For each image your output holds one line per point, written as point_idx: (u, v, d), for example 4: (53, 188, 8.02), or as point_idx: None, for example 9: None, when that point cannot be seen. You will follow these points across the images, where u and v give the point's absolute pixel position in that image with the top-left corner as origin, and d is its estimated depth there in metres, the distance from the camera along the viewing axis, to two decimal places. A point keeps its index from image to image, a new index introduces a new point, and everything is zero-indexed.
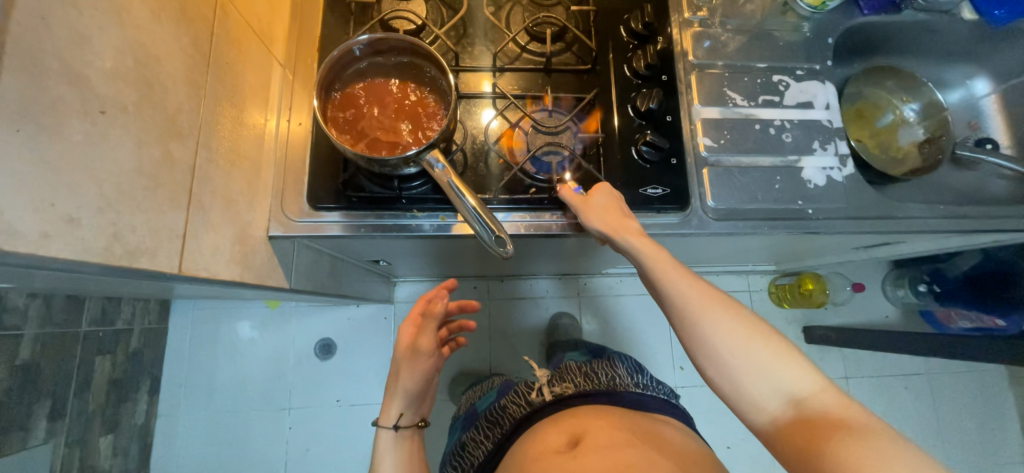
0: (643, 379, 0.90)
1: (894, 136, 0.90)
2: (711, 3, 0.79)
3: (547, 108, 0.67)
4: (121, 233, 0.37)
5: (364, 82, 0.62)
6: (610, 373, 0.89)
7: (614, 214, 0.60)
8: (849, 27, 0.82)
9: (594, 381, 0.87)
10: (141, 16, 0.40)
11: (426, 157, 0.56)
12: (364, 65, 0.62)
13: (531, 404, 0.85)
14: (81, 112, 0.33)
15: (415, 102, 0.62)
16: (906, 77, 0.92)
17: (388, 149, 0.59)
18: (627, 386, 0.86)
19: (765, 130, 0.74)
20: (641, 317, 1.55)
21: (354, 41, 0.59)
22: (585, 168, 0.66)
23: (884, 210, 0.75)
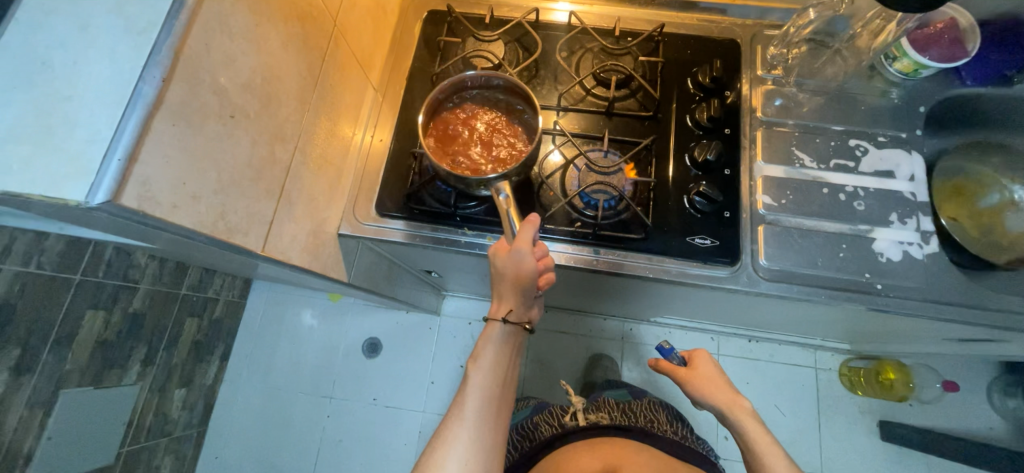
0: (683, 430, 0.91)
1: (998, 219, 0.80)
2: (789, 62, 0.78)
3: (603, 149, 0.70)
4: (226, 213, 0.46)
5: (465, 109, 0.69)
6: (648, 416, 0.91)
7: (700, 371, 0.75)
8: (946, 97, 0.77)
9: (631, 418, 0.89)
10: (274, 45, 0.50)
11: (495, 184, 0.62)
12: (472, 92, 0.70)
13: (564, 426, 0.86)
14: (218, 115, 0.43)
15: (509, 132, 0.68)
16: (1019, 157, 0.82)
17: (467, 171, 0.65)
18: (664, 430, 0.88)
19: (833, 194, 0.71)
20: None
21: (466, 74, 0.67)
22: (632, 210, 0.67)
23: (973, 298, 0.67)
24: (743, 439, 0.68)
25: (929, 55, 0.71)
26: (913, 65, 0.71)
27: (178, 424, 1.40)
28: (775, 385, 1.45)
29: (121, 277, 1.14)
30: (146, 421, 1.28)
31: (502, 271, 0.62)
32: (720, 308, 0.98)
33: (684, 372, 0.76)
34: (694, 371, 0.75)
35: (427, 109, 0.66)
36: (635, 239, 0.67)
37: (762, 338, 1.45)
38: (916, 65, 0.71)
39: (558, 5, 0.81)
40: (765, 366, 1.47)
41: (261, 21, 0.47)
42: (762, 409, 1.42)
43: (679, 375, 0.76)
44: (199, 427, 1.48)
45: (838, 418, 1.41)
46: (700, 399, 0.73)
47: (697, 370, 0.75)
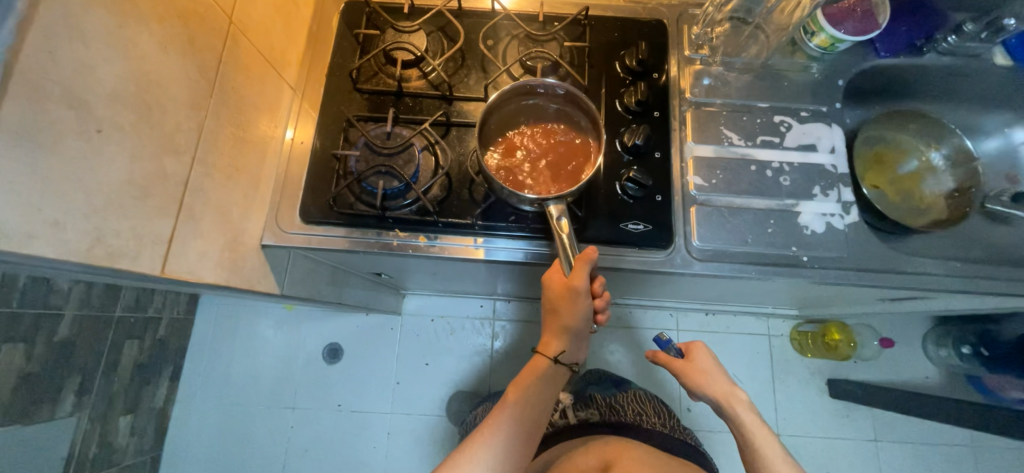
0: (670, 421, 0.96)
1: (917, 183, 0.85)
2: (713, 41, 0.78)
3: None
4: (104, 237, 0.42)
5: (528, 116, 0.65)
6: (636, 409, 0.97)
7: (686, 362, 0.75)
8: (863, 69, 0.79)
9: (619, 412, 0.95)
10: (148, 48, 0.45)
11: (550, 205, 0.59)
12: (541, 98, 0.65)
13: (554, 425, 0.91)
14: (77, 132, 0.39)
15: (575, 149, 0.64)
16: (931, 124, 0.86)
17: (515, 184, 0.61)
18: (650, 423, 0.93)
19: (760, 171, 0.72)
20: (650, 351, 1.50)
21: (542, 80, 0.62)
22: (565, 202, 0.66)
23: (891, 263, 0.70)
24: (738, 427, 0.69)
25: (844, 29, 0.72)
26: (830, 40, 0.73)
27: (128, 451, 1.33)
28: (732, 355, 1.50)
29: (40, 305, 1.05)
30: (90, 453, 1.21)
31: (561, 307, 0.61)
32: (670, 288, 0.99)
33: (678, 364, 0.76)
34: (690, 364, 0.75)
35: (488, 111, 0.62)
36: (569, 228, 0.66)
37: (718, 311, 1.50)
38: (832, 38, 0.72)
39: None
40: (722, 339, 1.52)
41: (126, 23, 0.43)
42: None
43: (673, 367, 0.76)
44: (152, 452, 1.42)
45: (791, 381, 1.48)
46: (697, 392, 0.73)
47: (691, 362, 0.75)
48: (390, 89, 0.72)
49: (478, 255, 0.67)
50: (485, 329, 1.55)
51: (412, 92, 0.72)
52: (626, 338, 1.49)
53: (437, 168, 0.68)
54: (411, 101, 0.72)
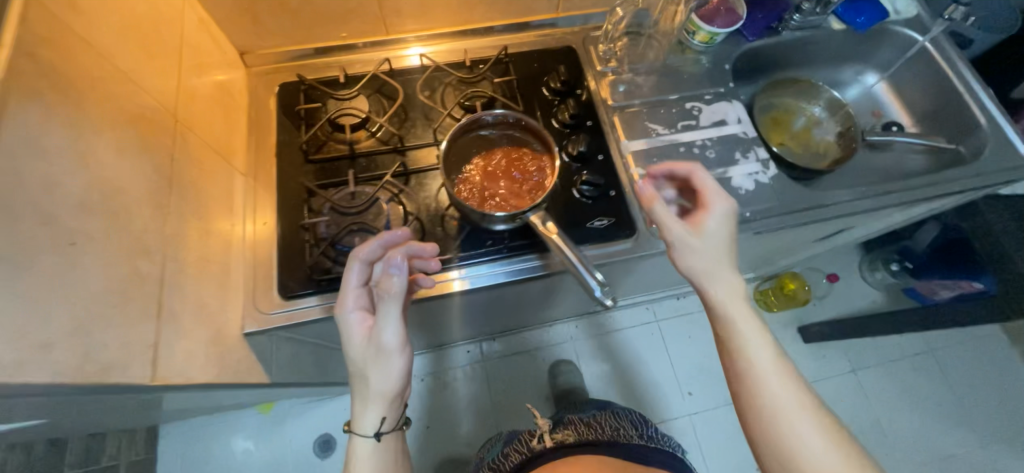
0: (648, 430, 0.92)
1: (810, 135, 1.01)
2: (618, 53, 0.89)
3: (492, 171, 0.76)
4: (92, 351, 0.40)
5: (514, 143, 0.70)
6: (615, 425, 0.92)
7: (811, 417, 0.54)
8: (739, 53, 0.93)
9: (598, 429, 0.89)
10: (107, 156, 0.45)
11: (529, 216, 0.62)
12: (532, 134, 0.70)
13: (531, 450, 0.87)
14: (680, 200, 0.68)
15: (527, 188, 0.67)
16: (805, 85, 1.02)
17: (474, 190, 0.68)
18: (632, 437, 0.88)
19: (689, 151, 0.82)
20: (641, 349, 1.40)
21: (530, 120, 0.68)
22: None
23: (813, 200, 0.81)
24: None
25: (716, 25, 0.87)
26: (709, 35, 0.86)
27: None
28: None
29: None
30: None
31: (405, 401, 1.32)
32: (643, 279, 1.04)
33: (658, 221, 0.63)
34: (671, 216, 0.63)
35: (483, 125, 0.69)
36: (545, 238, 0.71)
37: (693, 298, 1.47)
38: (711, 34, 0.85)
39: (410, 52, 0.86)
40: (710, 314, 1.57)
41: (87, 134, 0.43)
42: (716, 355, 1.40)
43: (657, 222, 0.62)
44: None
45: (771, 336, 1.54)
46: (826, 462, 0.52)
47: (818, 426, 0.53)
48: (342, 154, 0.74)
49: (456, 287, 0.70)
50: (478, 373, 1.37)
51: (365, 152, 0.75)
52: (621, 341, 1.41)
53: (408, 215, 0.71)
54: (365, 160, 0.75)
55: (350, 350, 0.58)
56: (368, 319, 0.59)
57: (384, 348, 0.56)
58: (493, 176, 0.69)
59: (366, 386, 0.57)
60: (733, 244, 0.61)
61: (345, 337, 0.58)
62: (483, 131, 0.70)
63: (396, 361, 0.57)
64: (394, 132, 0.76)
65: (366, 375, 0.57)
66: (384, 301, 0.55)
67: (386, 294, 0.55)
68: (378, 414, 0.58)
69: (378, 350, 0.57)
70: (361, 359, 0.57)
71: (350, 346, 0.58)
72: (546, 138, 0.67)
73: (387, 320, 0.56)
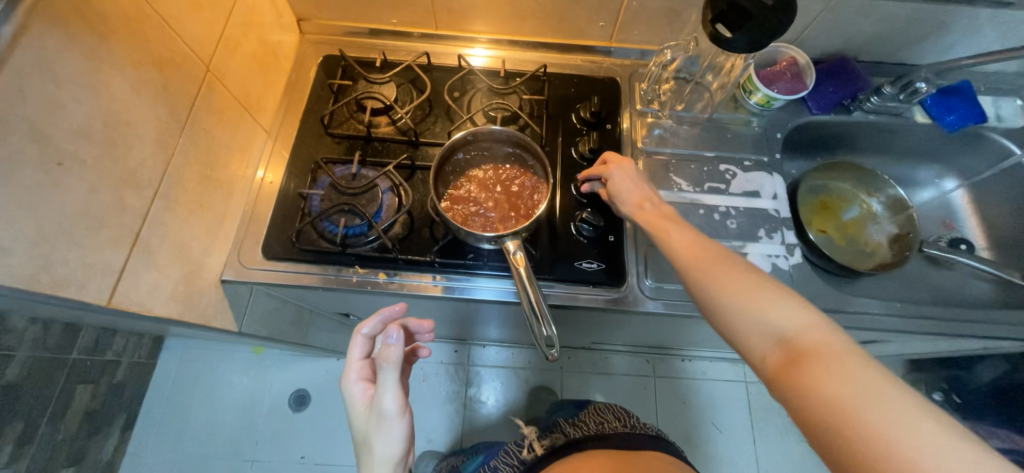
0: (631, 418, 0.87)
1: (861, 229, 0.90)
2: (662, 97, 0.85)
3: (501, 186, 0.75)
4: (51, 265, 0.43)
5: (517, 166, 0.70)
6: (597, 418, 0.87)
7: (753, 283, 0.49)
8: (798, 125, 0.86)
9: (583, 426, 0.85)
10: (121, 91, 0.49)
11: (506, 241, 0.60)
12: (536, 162, 0.69)
13: (523, 462, 0.82)
14: None
15: (514, 212, 0.67)
16: (868, 174, 0.92)
17: (462, 201, 0.68)
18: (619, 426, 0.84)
19: (709, 215, 0.76)
20: (634, 402, 1.31)
21: (535, 146, 0.67)
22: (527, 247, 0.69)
23: (833, 302, 0.73)
24: (834, 389, 0.40)
25: (776, 89, 0.80)
26: (766, 98, 0.80)
27: None
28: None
29: None
30: None
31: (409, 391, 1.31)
32: (637, 334, 0.97)
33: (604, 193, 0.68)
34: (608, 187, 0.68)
35: (490, 142, 0.70)
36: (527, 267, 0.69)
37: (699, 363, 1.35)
38: (768, 97, 0.79)
39: (474, 51, 0.87)
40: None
41: (105, 69, 0.47)
42: (708, 431, 1.28)
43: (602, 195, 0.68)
44: None
45: None
46: (775, 316, 0.47)
47: (757, 288, 0.49)
48: (359, 134, 0.76)
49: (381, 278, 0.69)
50: (459, 375, 1.33)
51: (380, 136, 0.76)
52: (612, 386, 1.33)
53: (400, 207, 0.70)
54: (379, 145, 0.76)
55: (353, 423, 0.53)
56: (369, 388, 0.54)
57: (384, 413, 0.51)
58: (487, 191, 0.69)
59: (370, 457, 0.51)
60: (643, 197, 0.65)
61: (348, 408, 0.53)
62: (492, 146, 0.70)
63: (399, 426, 0.51)
64: (414, 125, 0.77)
65: (369, 444, 0.51)
66: (380, 369, 0.51)
67: (382, 362, 0.50)
68: None
69: (380, 418, 0.51)
70: (362, 430, 0.52)
71: (354, 419, 0.53)
72: (545, 162, 0.66)
73: (386, 385, 0.51)
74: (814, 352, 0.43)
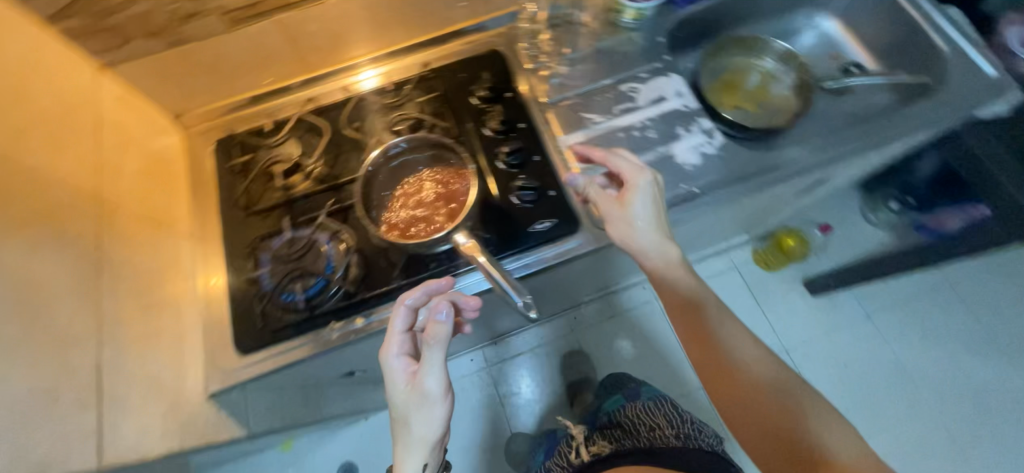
0: (685, 427, 0.88)
1: (766, 92, 0.96)
2: (544, 48, 0.87)
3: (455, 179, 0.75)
4: (25, 452, 0.44)
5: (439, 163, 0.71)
6: (648, 425, 0.91)
7: (740, 343, 0.69)
8: (674, 23, 0.90)
9: (633, 438, 0.89)
10: (20, 259, 0.48)
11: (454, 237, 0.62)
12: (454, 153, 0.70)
13: (570, 464, 0.93)
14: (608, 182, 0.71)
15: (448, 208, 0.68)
16: (754, 42, 0.96)
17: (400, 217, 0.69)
18: (666, 439, 0.84)
19: (628, 135, 0.80)
20: (648, 332, 1.34)
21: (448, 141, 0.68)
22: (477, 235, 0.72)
23: (765, 164, 0.78)
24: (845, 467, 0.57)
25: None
26: (636, 11, 0.85)
27: None
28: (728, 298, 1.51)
29: None
30: None
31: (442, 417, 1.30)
32: (619, 267, 1.02)
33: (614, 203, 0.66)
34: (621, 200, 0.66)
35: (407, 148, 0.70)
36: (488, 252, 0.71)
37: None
38: (637, 10, 0.84)
39: (362, 75, 0.85)
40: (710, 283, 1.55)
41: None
42: None
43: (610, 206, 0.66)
44: None
45: (772, 295, 1.52)
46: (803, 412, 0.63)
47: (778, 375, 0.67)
48: (280, 199, 0.75)
49: (360, 323, 0.69)
50: (485, 380, 1.31)
51: (302, 195, 0.74)
52: (625, 324, 1.35)
53: (348, 250, 0.70)
54: (303, 202, 0.74)
55: (393, 398, 0.54)
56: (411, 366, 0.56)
57: (428, 395, 0.53)
58: (420, 197, 0.69)
59: (408, 435, 0.54)
60: (661, 217, 0.66)
61: (388, 381, 0.55)
62: (411, 155, 0.71)
63: (439, 407, 0.54)
64: (329, 169, 0.76)
65: (410, 419, 0.53)
66: (427, 347, 0.53)
67: (431, 340, 0.52)
68: (423, 460, 0.54)
69: (422, 398, 0.53)
70: (402, 406, 0.54)
71: (392, 394, 0.54)
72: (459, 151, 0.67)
73: (432, 367, 0.53)
74: (834, 447, 0.60)
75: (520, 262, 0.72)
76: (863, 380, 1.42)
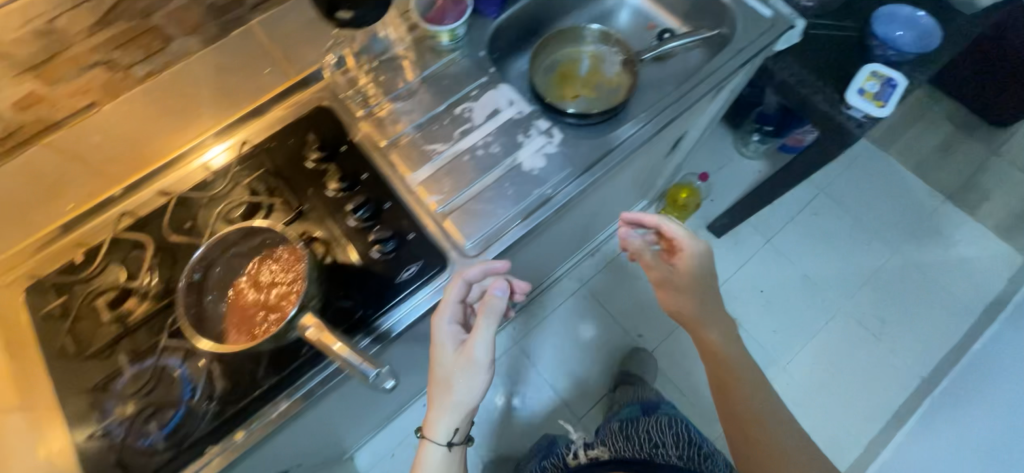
0: (691, 451, 0.90)
1: (600, 74, 1.00)
2: (369, 90, 0.84)
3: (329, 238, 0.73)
4: None
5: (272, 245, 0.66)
6: (652, 441, 0.93)
7: (740, 363, 0.93)
8: (491, 34, 0.91)
9: (633, 447, 0.91)
10: None
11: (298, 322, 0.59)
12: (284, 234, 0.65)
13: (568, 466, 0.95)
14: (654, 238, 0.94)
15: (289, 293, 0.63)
16: (575, 33, 0.99)
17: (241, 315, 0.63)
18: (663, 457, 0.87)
19: (474, 156, 0.80)
20: (589, 314, 1.46)
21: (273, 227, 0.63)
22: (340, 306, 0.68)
23: (606, 146, 0.80)
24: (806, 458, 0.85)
25: (449, 21, 0.85)
26: (449, 33, 0.85)
27: None
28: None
29: None
30: None
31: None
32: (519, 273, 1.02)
33: (671, 253, 0.92)
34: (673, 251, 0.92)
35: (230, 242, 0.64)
36: (360, 318, 0.68)
37: (605, 248, 1.53)
38: (448, 32, 0.85)
39: (211, 154, 0.77)
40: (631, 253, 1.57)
41: None
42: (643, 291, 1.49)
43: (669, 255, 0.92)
44: None
45: None
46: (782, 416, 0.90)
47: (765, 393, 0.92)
48: (115, 332, 0.66)
49: (242, 437, 0.63)
50: None
51: (140, 320, 0.67)
52: (564, 316, 1.45)
53: (203, 366, 0.64)
54: (144, 326, 0.67)
55: (443, 358, 0.67)
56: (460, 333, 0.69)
57: (475, 361, 0.66)
58: (259, 288, 0.64)
59: (451, 389, 0.66)
60: (704, 266, 0.91)
61: (440, 344, 0.68)
62: (228, 258, 0.65)
63: (479, 375, 0.66)
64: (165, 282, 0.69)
65: (453, 379, 0.66)
66: (483, 317, 0.67)
67: (485, 312, 0.67)
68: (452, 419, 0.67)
69: (467, 363, 0.66)
70: (451, 364, 0.67)
71: (443, 354, 0.67)
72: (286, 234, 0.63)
73: (480, 344, 0.66)
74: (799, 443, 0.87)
75: (398, 317, 0.70)
76: (782, 298, 1.55)
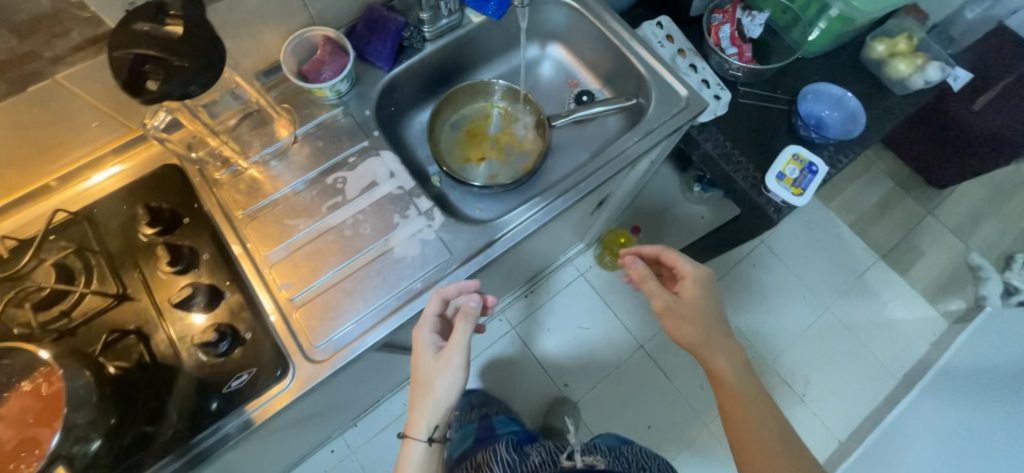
0: None
1: (510, 135, 0.92)
2: (226, 151, 0.73)
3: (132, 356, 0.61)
4: None
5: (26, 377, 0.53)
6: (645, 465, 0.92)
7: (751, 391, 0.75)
8: (381, 91, 0.81)
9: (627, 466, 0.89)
10: None
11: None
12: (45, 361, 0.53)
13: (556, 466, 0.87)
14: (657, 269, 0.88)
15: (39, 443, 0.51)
16: (483, 87, 0.90)
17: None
18: None
19: (340, 236, 0.70)
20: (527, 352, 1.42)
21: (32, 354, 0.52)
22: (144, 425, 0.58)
23: (490, 233, 0.72)
24: None
25: (326, 76, 0.76)
26: (326, 90, 0.75)
27: None
28: (578, 305, 1.48)
29: None
30: None
31: None
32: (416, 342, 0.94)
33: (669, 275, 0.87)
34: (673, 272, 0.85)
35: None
36: (172, 436, 0.59)
37: (545, 286, 1.50)
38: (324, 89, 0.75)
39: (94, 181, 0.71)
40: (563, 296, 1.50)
41: None
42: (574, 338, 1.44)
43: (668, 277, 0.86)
44: None
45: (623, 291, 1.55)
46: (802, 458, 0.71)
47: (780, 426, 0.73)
48: None
49: None
50: None
51: None
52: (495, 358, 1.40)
53: None
54: None
55: (424, 364, 0.65)
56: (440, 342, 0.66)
57: (455, 364, 0.63)
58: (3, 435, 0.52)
59: (431, 394, 0.63)
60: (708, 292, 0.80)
61: (420, 350, 0.66)
62: None
63: (459, 378, 0.63)
64: None
65: (433, 383, 0.63)
66: (460, 323, 0.64)
67: (464, 317, 0.64)
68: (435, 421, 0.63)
69: (446, 367, 0.63)
70: (431, 369, 0.64)
71: (422, 360, 0.65)
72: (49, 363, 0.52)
73: (460, 345, 0.63)
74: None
75: (222, 431, 0.60)
76: None
